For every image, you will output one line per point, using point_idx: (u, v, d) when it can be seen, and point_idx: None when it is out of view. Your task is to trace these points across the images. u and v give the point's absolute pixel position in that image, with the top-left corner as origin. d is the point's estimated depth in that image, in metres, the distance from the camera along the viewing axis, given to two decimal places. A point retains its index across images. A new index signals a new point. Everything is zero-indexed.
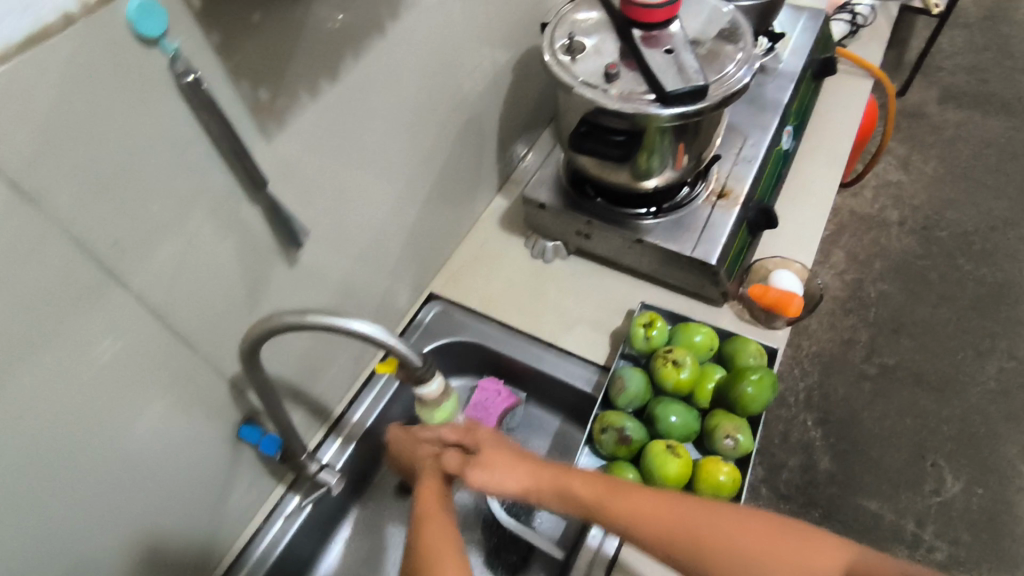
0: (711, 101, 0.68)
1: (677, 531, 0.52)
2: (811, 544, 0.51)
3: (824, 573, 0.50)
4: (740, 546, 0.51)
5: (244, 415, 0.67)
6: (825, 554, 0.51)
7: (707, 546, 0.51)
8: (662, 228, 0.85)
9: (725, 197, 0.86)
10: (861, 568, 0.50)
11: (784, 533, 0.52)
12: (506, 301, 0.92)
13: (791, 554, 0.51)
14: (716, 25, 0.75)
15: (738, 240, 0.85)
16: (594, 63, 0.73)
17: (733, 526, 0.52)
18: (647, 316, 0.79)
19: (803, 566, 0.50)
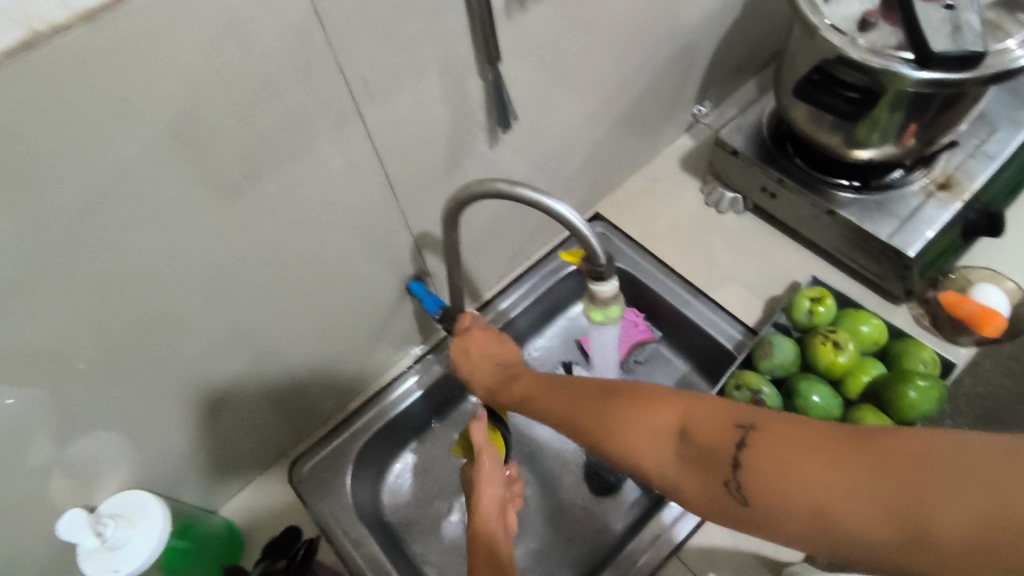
0: (977, 73, 0.60)
1: (563, 407, 0.49)
2: (653, 400, 0.42)
3: (658, 423, 0.41)
4: (590, 412, 0.46)
5: (414, 271, 0.74)
6: (663, 399, 0.42)
7: (575, 415, 0.47)
8: (859, 206, 0.79)
9: (945, 189, 0.77)
10: (703, 426, 0.39)
11: (641, 392, 0.43)
12: (667, 239, 0.91)
13: (621, 414, 0.43)
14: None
15: (945, 239, 0.76)
16: (849, 7, 0.67)
17: (603, 409, 0.45)
18: (817, 290, 0.75)
19: (633, 415, 0.42)
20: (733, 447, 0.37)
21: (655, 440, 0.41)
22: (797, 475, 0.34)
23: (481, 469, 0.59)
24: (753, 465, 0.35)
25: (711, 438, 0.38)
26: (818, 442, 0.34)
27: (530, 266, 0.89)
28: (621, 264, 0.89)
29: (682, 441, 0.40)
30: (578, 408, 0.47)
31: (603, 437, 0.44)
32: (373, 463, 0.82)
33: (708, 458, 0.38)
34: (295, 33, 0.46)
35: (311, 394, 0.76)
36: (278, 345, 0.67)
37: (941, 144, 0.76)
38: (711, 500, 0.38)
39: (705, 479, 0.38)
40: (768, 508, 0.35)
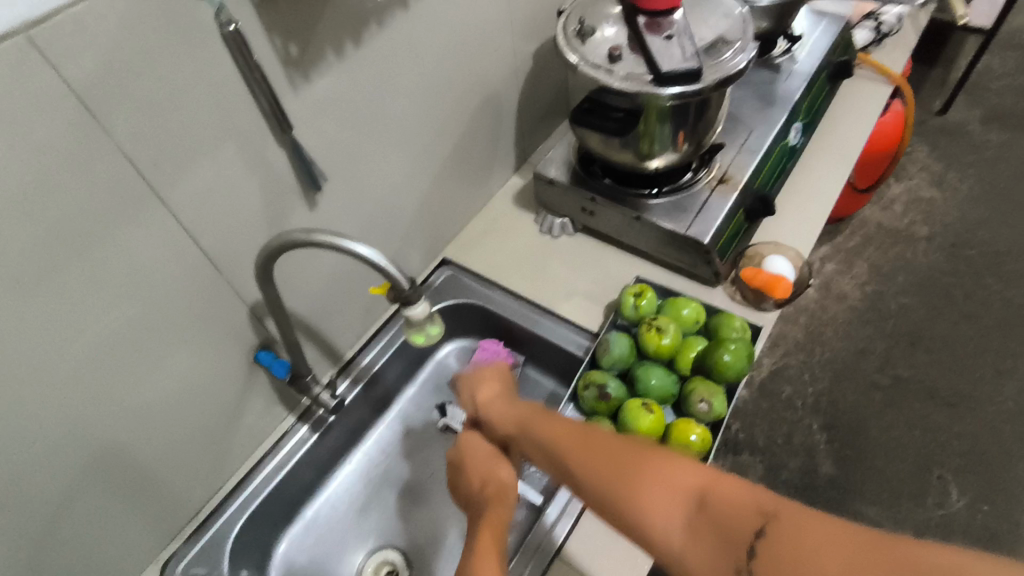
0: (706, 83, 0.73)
1: (591, 466, 0.53)
2: (674, 464, 0.47)
3: (681, 489, 0.45)
4: (599, 464, 0.52)
5: (261, 341, 0.75)
6: (690, 469, 0.46)
7: (590, 474, 0.52)
8: (662, 208, 0.90)
9: (724, 182, 0.90)
10: (726, 499, 0.42)
11: (663, 459, 0.48)
12: (511, 270, 0.98)
13: (660, 473, 0.47)
14: (716, 15, 0.81)
15: (734, 222, 0.89)
16: (599, 46, 0.79)
17: (614, 466, 0.51)
18: (638, 287, 0.84)
19: (662, 481, 0.46)
20: (753, 528, 0.39)
21: (672, 505, 0.45)
22: None
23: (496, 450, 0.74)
24: (768, 559, 0.37)
25: (733, 514, 0.41)
26: (827, 546, 0.35)
27: (386, 321, 0.92)
28: (472, 300, 0.95)
29: (699, 510, 0.43)
30: (604, 464, 0.52)
31: (603, 491, 0.50)
32: (256, 547, 0.79)
33: (723, 534, 0.41)
34: (69, 124, 0.48)
35: (170, 488, 0.73)
36: (121, 441, 0.65)
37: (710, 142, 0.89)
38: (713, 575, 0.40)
39: (715, 551, 0.41)
40: None
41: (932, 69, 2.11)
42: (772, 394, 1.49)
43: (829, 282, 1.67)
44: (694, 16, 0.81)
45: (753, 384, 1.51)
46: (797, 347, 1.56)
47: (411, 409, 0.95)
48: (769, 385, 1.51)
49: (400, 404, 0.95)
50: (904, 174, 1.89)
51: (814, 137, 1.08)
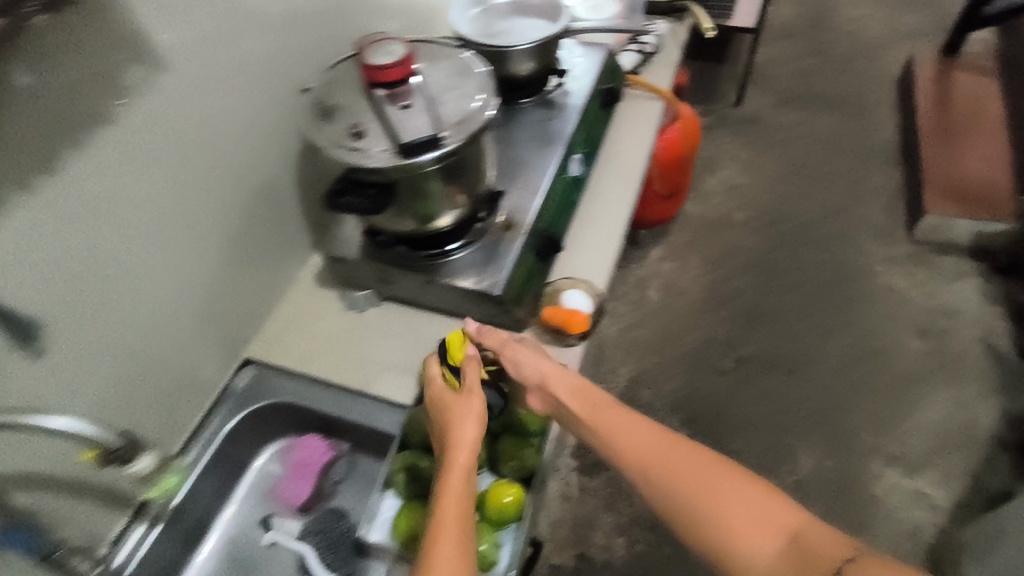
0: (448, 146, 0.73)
1: (668, 475, 0.68)
2: (782, 504, 0.64)
3: (781, 528, 0.62)
4: (677, 474, 0.68)
5: (7, 521, 0.65)
6: (786, 511, 0.64)
7: (675, 479, 0.68)
8: (453, 267, 0.90)
9: (509, 229, 0.92)
10: (812, 535, 0.61)
11: (758, 491, 0.65)
12: (320, 356, 0.93)
13: (755, 501, 0.64)
14: (451, 70, 0.82)
15: (524, 265, 0.90)
16: (340, 125, 0.76)
17: (726, 506, 0.64)
18: (436, 355, 0.83)
19: (762, 513, 0.63)
20: (840, 558, 0.58)
21: (766, 540, 0.62)
22: None
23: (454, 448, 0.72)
24: None
25: (821, 547, 0.60)
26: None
27: (184, 447, 0.86)
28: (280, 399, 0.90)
29: (793, 543, 0.61)
30: (688, 484, 0.67)
31: (701, 522, 0.65)
32: None
33: (810, 562, 0.59)
34: None
35: None
36: None
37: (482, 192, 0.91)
38: None
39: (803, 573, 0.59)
40: None
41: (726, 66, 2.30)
42: (633, 401, 1.54)
43: (667, 280, 1.76)
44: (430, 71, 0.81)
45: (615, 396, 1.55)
46: (649, 350, 1.62)
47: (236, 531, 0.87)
48: (628, 392, 1.56)
49: (222, 527, 0.88)
50: (717, 165, 2.04)
51: (599, 163, 1.14)
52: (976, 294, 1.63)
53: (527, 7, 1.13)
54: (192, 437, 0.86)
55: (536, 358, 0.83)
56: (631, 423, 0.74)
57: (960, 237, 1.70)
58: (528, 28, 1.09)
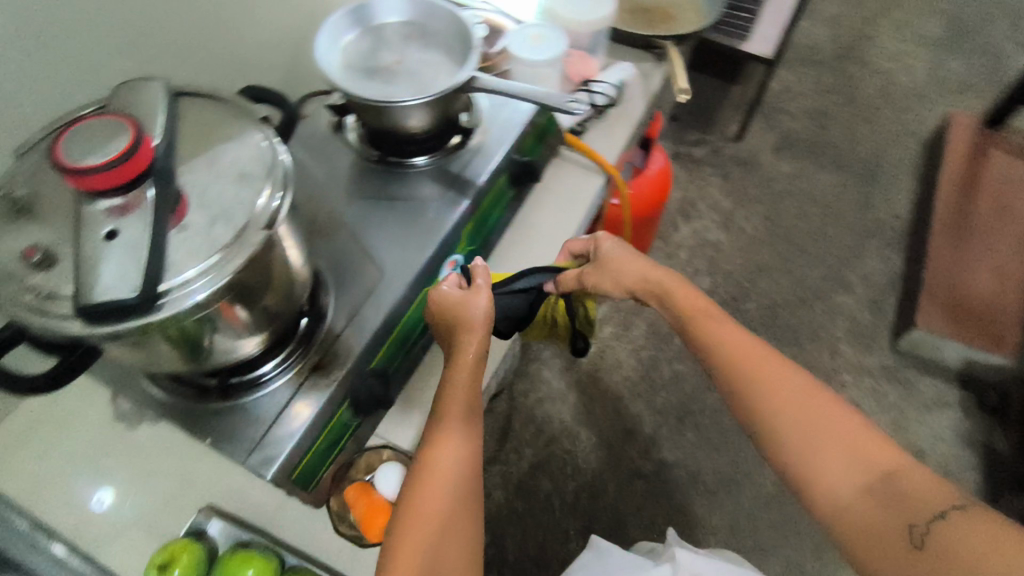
0: (165, 312, 0.49)
1: (792, 405, 0.64)
2: (872, 449, 0.59)
3: (874, 467, 0.58)
4: (790, 402, 0.64)
5: None
6: (882, 453, 0.59)
7: (765, 400, 0.65)
8: (227, 418, 0.66)
9: (317, 373, 0.69)
10: (908, 479, 0.56)
11: (864, 442, 0.60)
12: (52, 488, 0.71)
13: (853, 441, 0.60)
14: (226, 167, 0.56)
15: (326, 431, 0.67)
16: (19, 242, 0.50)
17: (880, 457, 0.59)
18: (172, 548, 0.61)
19: (862, 454, 0.59)
20: (935, 515, 0.53)
21: (840, 466, 0.59)
22: (985, 548, 0.49)
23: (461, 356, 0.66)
24: (948, 535, 0.51)
25: (919, 492, 0.55)
26: (980, 537, 0.50)
27: None
28: None
29: (888, 482, 0.57)
30: (801, 406, 0.63)
31: (851, 454, 0.59)
32: None
33: (900, 501, 0.55)
34: None
35: None
36: None
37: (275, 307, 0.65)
38: (875, 528, 0.55)
39: (880, 515, 0.55)
40: (937, 562, 0.51)
41: (732, 88, 1.97)
42: (527, 495, 1.35)
43: (602, 349, 1.53)
44: (190, 172, 0.55)
45: (510, 483, 1.36)
46: (562, 433, 1.42)
47: None
48: (526, 482, 1.36)
49: None
50: (693, 212, 1.77)
51: (496, 256, 0.91)
52: (948, 432, 1.41)
53: (430, 36, 0.85)
54: None
55: (638, 265, 0.81)
56: (752, 338, 0.70)
57: (948, 359, 1.47)
58: (421, 70, 0.82)
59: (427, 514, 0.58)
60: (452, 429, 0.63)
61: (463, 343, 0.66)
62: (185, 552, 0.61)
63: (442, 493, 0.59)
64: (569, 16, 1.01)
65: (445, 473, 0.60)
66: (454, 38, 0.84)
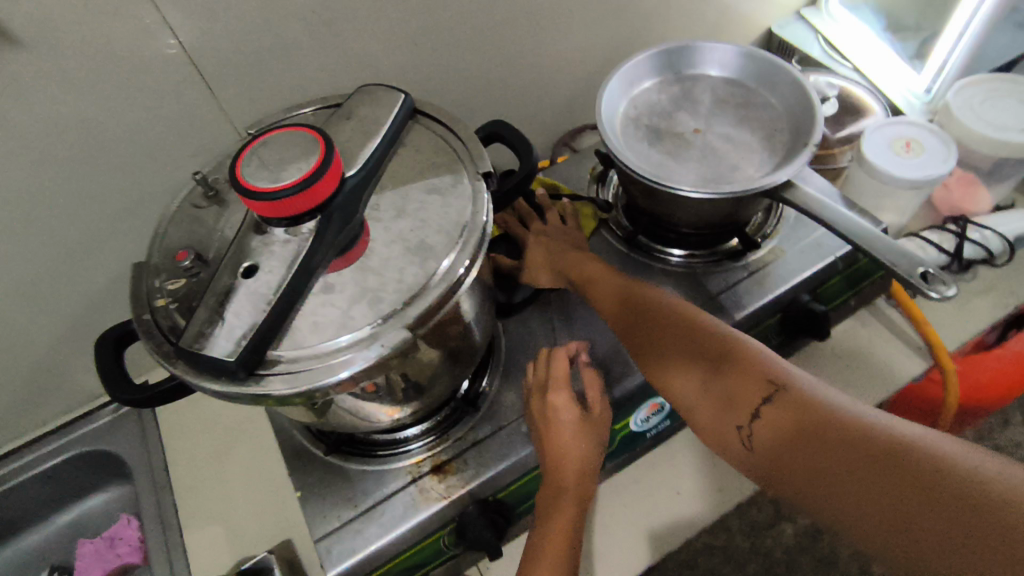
0: (273, 386, 0.39)
1: (625, 321, 0.55)
2: (700, 333, 0.51)
3: (708, 358, 0.49)
4: (659, 331, 0.53)
5: None
6: (714, 336, 0.50)
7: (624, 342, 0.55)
8: (326, 478, 0.56)
9: (437, 476, 0.56)
10: (756, 364, 0.47)
11: (685, 325, 0.52)
12: (186, 442, 0.72)
13: (674, 343, 0.51)
14: (414, 229, 0.44)
15: (414, 549, 0.54)
16: (186, 236, 0.45)
17: (712, 326, 0.51)
18: None
19: (687, 335, 0.51)
20: (766, 395, 0.45)
21: (693, 374, 0.49)
22: (833, 430, 0.40)
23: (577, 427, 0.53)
24: (781, 423, 0.43)
25: (754, 376, 0.46)
26: (842, 415, 0.41)
27: (42, 435, 0.76)
28: (130, 456, 0.73)
29: (723, 372, 0.48)
30: (633, 320, 0.55)
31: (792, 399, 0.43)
32: None
33: (742, 396, 0.46)
34: None
35: None
36: None
37: (420, 383, 0.54)
38: (717, 429, 0.47)
39: (722, 409, 0.47)
40: (786, 453, 0.42)
41: None
42: None
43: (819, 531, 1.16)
44: (378, 219, 0.45)
45: None
46: None
47: (50, 548, 0.77)
48: None
49: (33, 536, 0.77)
50: None
51: None
52: None
53: (755, 112, 0.63)
54: (61, 426, 0.76)
55: (568, 238, 0.66)
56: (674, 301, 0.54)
57: None
58: (723, 152, 0.61)
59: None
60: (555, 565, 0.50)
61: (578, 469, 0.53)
62: None
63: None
64: (990, 122, 0.66)
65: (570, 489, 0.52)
66: (787, 126, 0.61)
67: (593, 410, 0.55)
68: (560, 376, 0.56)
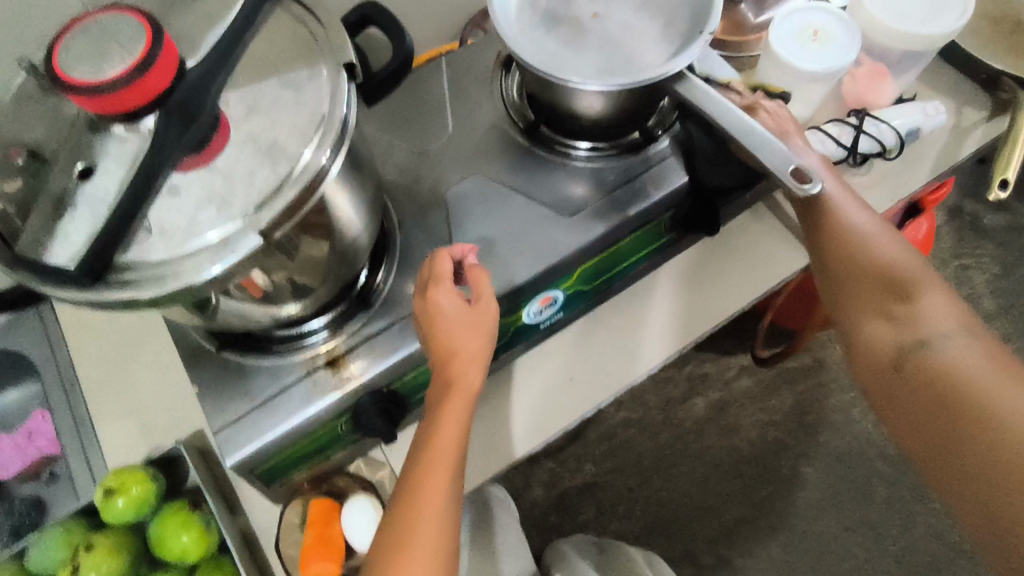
0: (125, 293, 0.38)
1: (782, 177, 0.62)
2: (856, 221, 0.57)
3: (852, 232, 0.56)
4: (796, 187, 0.60)
5: None
6: (896, 251, 0.55)
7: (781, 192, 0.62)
8: (221, 372, 0.58)
9: (332, 368, 0.58)
10: (904, 278, 0.53)
11: (842, 214, 0.57)
12: (89, 341, 0.71)
13: (832, 225, 0.57)
14: (268, 128, 0.43)
15: (313, 436, 0.57)
16: (19, 134, 0.42)
17: (877, 239, 0.56)
18: (121, 477, 0.58)
19: (845, 218, 0.57)
20: (911, 312, 0.52)
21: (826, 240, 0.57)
22: (911, 305, 0.52)
23: (447, 300, 0.54)
24: (900, 311, 0.52)
25: (907, 291, 0.53)
26: (932, 306, 0.51)
27: None
28: (32, 355, 0.72)
29: (861, 256, 0.55)
30: (788, 177, 0.61)
31: (860, 274, 0.55)
32: None
33: (878, 291, 0.54)
34: None
35: None
36: None
37: (308, 281, 0.54)
38: (848, 290, 0.55)
39: (842, 267, 0.56)
40: (867, 316, 0.54)
41: None
42: (566, 512, 1.21)
43: (725, 404, 1.27)
44: (229, 116, 0.43)
45: (555, 491, 1.22)
46: (634, 469, 1.23)
47: None
48: (570, 497, 1.22)
49: None
50: None
51: (627, 294, 0.71)
52: None
53: None
54: None
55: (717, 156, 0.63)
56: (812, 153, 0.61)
57: None
58: (622, 36, 0.58)
59: (413, 549, 0.50)
60: (439, 466, 0.52)
61: (457, 365, 0.53)
62: (133, 487, 0.57)
63: (429, 528, 0.51)
64: (896, 12, 0.66)
65: (442, 464, 0.52)
66: (689, 10, 0.58)
67: (477, 302, 0.55)
68: (441, 273, 0.56)
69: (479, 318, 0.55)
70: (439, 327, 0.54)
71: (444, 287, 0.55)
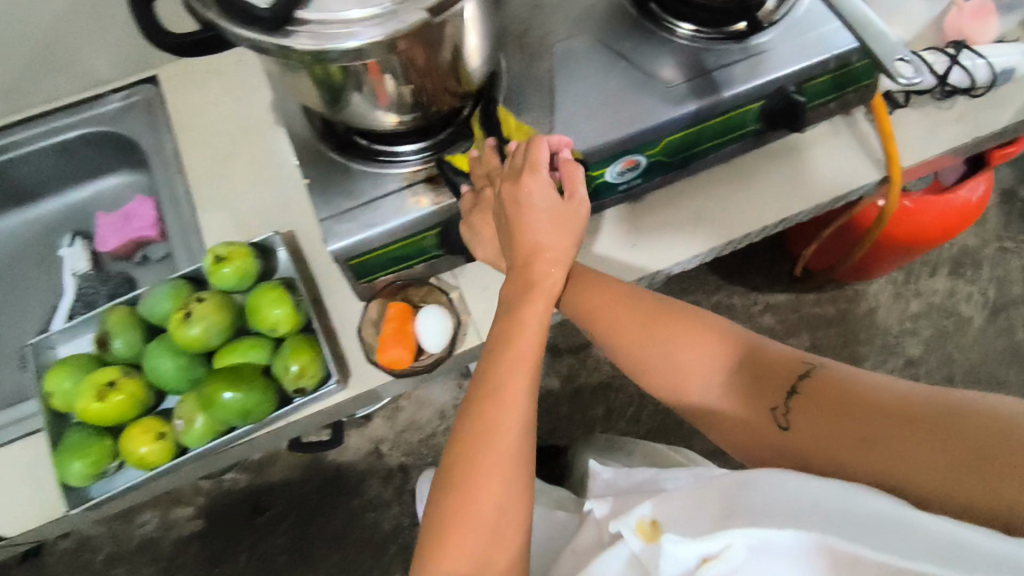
0: (303, 41, 0.43)
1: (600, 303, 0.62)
2: (686, 319, 0.58)
3: (700, 345, 0.57)
4: (619, 300, 0.61)
5: None
6: (727, 341, 0.57)
7: (613, 329, 0.61)
8: (329, 172, 0.63)
9: (430, 184, 0.63)
10: (761, 355, 0.55)
11: (667, 309, 0.59)
12: (199, 136, 0.76)
13: (661, 327, 0.59)
14: None
15: (403, 242, 0.63)
16: None
17: (726, 332, 0.57)
18: (230, 249, 0.65)
19: (663, 330, 0.59)
20: (796, 371, 0.53)
21: (690, 353, 0.57)
22: (778, 368, 0.54)
23: (540, 184, 0.58)
24: (809, 394, 0.51)
25: (777, 364, 0.54)
26: (785, 358, 0.54)
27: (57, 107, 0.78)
28: (147, 142, 0.78)
29: (729, 360, 0.56)
30: (617, 300, 0.61)
31: (739, 363, 0.55)
32: None
33: (763, 378, 0.54)
34: None
35: None
36: None
37: (426, 95, 0.58)
38: (750, 411, 0.54)
39: (730, 379, 0.55)
40: (792, 426, 0.51)
41: None
42: (578, 404, 1.29)
43: None
44: None
45: (571, 384, 1.31)
46: None
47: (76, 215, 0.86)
48: (584, 392, 1.30)
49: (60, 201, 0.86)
50: (969, 271, 1.37)
51: (697, 181, 0.76)
52: None
53: None
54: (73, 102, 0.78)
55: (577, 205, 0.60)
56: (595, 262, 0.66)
57: None
58: None
59: (497, 450, 0.51)
60: (521, 368, 0.54)
61: (543, 262, 0.58)
62: (241, 259, 0.64)
63: (512, 431, 0.52)
64: None
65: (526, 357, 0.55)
66: None
67: (570, 199, 0.59)
68: (539, 161, 0.58)
69: (571, 220, 0.59)
70: (533, 218, 0.59)
71: (539, 173, 0.58)
